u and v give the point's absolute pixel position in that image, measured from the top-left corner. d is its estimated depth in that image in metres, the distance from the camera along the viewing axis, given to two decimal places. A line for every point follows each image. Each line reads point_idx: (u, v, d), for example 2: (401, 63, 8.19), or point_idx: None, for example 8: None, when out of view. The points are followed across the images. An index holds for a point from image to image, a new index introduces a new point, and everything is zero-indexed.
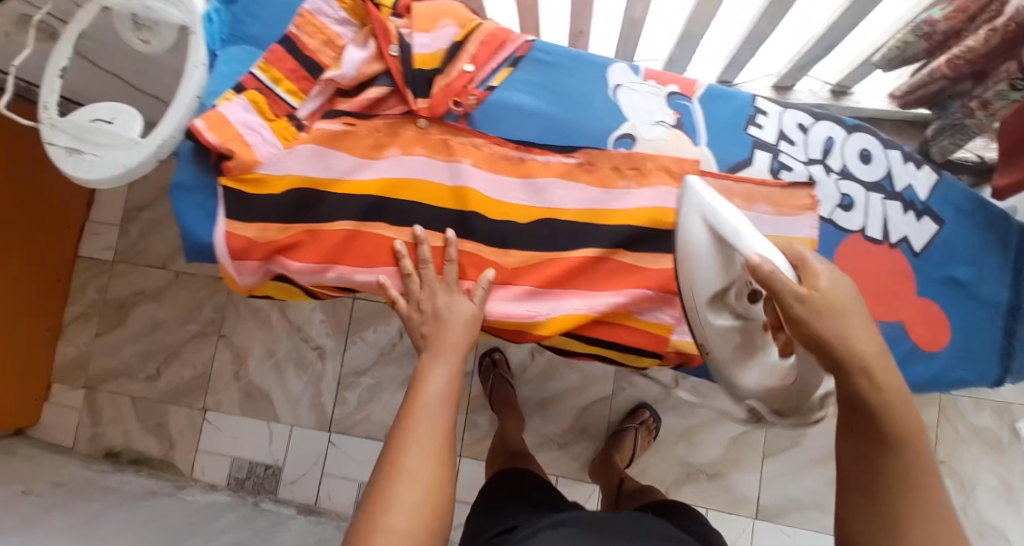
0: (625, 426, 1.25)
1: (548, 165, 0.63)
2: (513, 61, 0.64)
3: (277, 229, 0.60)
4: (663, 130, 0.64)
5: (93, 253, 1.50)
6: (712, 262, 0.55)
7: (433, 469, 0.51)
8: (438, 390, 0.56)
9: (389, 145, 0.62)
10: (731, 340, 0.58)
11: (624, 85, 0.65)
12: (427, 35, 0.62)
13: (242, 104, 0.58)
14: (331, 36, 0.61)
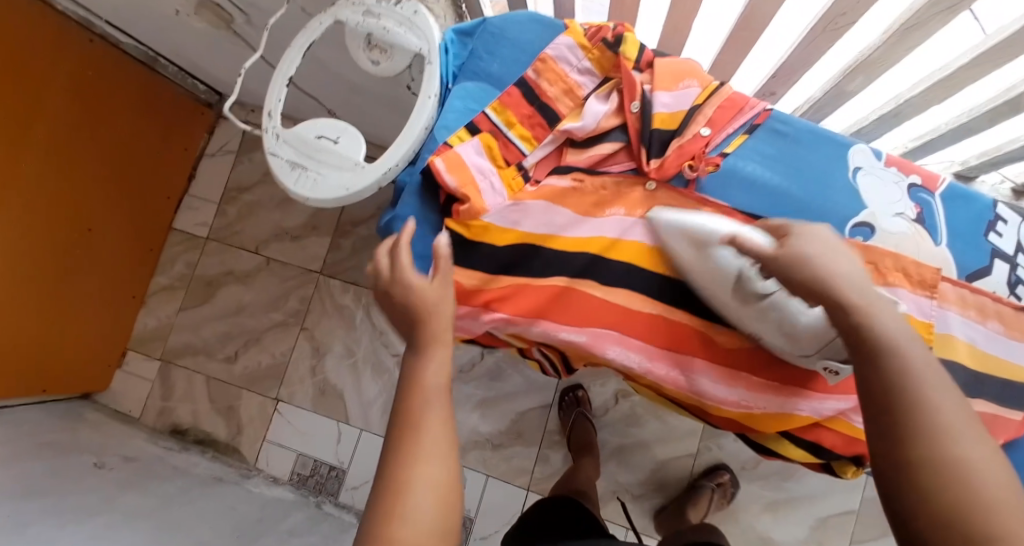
0: (702, 484, 1.22)
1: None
2: (748, 128, 0.62)
3: (483, 277, 0.61)
4: (904, 224, 0.61)
5: (188, 226, 1.49)
6: (704, 264, 0.55)
7: (441, 478, 0.50)
8: (436, 433, 0.51)
9: (611, 204, 0.61)
10: (770, 320, 0.55)
11: (865, 168, 0.62)
12: (669, 95, 0.60)
13: (475, 146, 0.59)
14: (573, 88, 0.61)
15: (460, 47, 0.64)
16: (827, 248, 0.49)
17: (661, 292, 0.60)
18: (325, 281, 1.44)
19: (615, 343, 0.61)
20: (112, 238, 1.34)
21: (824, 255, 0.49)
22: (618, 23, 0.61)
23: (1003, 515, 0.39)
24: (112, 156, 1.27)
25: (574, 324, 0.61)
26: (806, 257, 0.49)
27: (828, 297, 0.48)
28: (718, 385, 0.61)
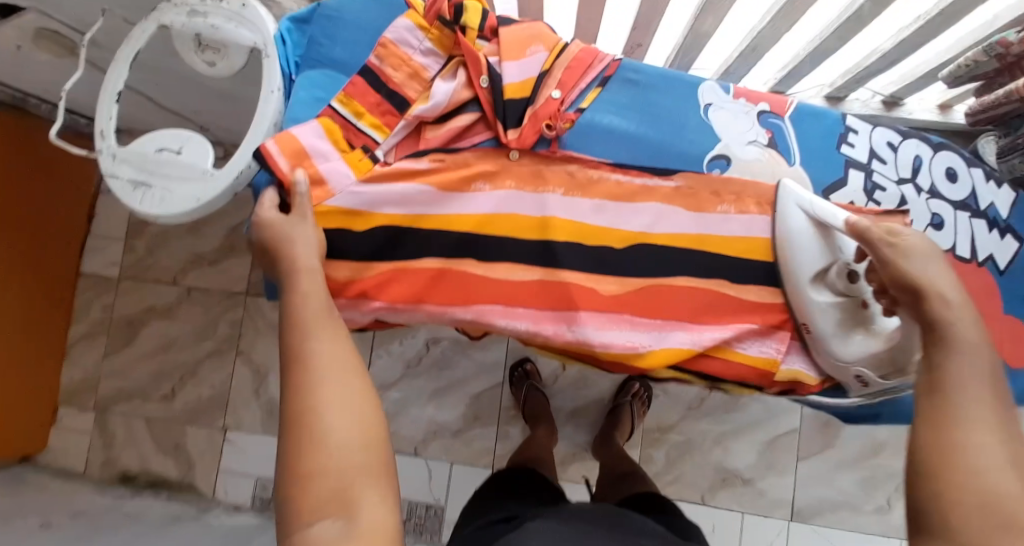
0: (619, 401, 1.25)
1: (650, 189, 0.61)
2: (601, 81, 0.63)
3: (353, 268, 0.60)
4: (757, 150, 0.63)
5: (98, 269, 1.42)
6: (811, 245, 0.60)
7: (355, 387, 0.49)
8: (333, 379, 0.49)
9: (477, 178, 0.61)
10: (835, 314, 0.60)
11: (715, 104, 0.63)
12: (514, 64, 0.60)
13: (314, 129, 0.57)
14: (416, 66, 0.60)
15: (299, 35, 0.61)
16: (936, 251, 0.51)
17: (536, 255, 0.61)
18: (253, 300, 1.40)
19: (503, 314, 0.60)
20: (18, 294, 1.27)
21: (930, 256, 0.51)
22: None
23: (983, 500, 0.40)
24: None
25: (456, 302, 0.60)
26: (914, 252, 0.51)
27: (918, 290, 0.50)
28: (610, 334, 0.61)
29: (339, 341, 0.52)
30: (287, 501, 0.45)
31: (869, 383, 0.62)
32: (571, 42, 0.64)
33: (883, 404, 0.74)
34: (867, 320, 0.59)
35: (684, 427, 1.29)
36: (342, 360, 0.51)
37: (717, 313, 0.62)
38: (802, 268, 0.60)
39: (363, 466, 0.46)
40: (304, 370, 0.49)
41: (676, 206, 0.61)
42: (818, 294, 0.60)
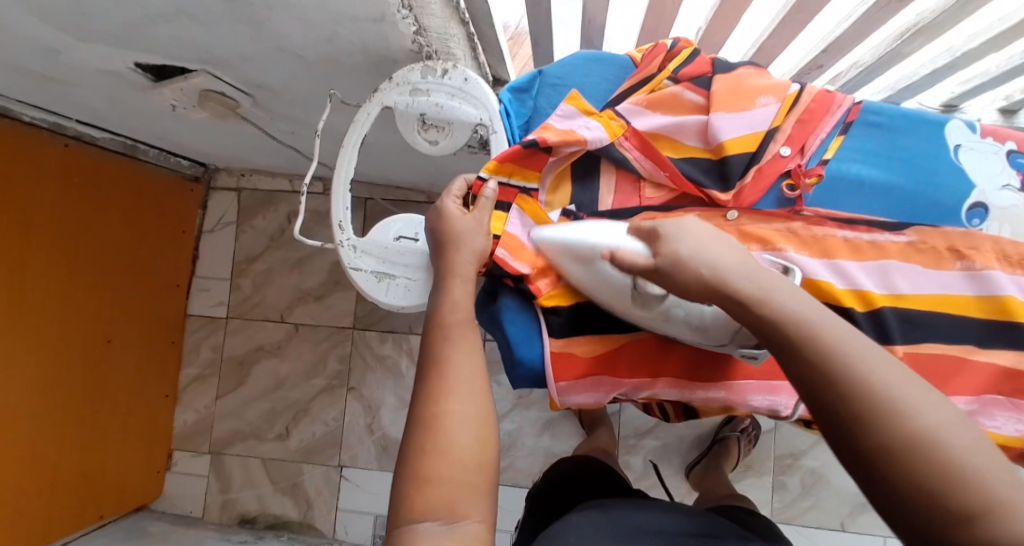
0: (725, 434, 1.20)
1: (881, 245, 0.56)
2: (842, 126, 0.59)
3: (597, 342, 0.56)
4: (1012, 195, 0.58)
5: (203, 310, 1.42)
6: (594, 278, 0.51)
7: (477, 406, 0.46)
8: (463, 391, 0.47)
9: None
10: (675, 320, 0.51)
11: (964, 145, 0.59)
12: (737, 116, 0.57)
13: (517, 216, 0.57)
14: (580, 142, 0.55)
15: (519, 104, 0.61)
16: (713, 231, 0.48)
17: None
18: (361, 334, 1.37)
19: (760, 392, 0.55)
20: (132, 342, 1.27)
21: (711, 238, 0.47)
22: (659, 44, 0.59)
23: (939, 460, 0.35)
24: (110, 254, 1.19)
25: (706, 382, 0.56)
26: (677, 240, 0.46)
27: (714, 270, 0.44)
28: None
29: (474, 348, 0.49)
30: (399, 496, 0.43)
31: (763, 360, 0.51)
32: (801, 85, 0.59)
33: None
34: (684, 318, 0.50)
35: (818, 452, 1.26)
36: (478, 376, 0.48)
37: (993, 388, 0.55)
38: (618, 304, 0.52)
39: (467, 487, 0.43)
40: (441, 369, 0.48)
41: (915, 264, 0.55)
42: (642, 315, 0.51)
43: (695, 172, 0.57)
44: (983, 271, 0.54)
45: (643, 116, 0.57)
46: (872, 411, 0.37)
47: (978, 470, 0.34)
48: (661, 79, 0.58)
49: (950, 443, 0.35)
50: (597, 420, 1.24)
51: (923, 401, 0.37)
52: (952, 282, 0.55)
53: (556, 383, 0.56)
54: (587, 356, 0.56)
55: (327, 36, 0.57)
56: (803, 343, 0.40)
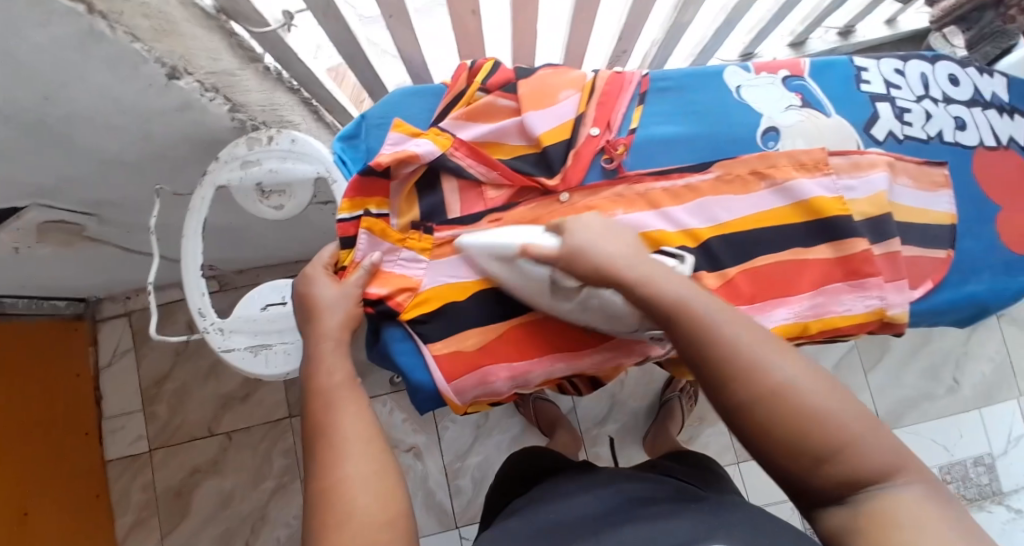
0: (668, 397, 1.27)
1: (695, 187, 0.64)
2: (639, 97, 0.66)
3: (482, 333, 0.57)
4: (796, 113, 0.67)
5: (123, 451, 1.32)
6: (516, 276, 0.54)
7: (376, 461, 0.47)
8: (357, 451, 0.47)
9: (539, 227, 0.61)
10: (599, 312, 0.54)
11: (744, 84, 0.68)
12: (545, 111, 0.62)
13: (369, 240, 0.57)
14: (414, 159, 0.56)
15: (355, 152, 0.59)
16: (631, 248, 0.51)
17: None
18: (298, 420, 1.32)
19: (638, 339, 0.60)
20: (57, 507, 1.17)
21: (628, 256, 0.50)
22: (460, 63, 0.62)
23: (837, 431, 0.41)
24: None
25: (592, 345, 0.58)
26: (584, 247, 0.50)
27: (610, 276, 0.49)
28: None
29: (353, 410, 0.50)
30: None
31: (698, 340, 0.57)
32: (594, 74, 0.66)
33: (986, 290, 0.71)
34: (615, 316, 0.55)
35: None
36: (362, 432, 0.48)
37: (830, 278, 0.63)
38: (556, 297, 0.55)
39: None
40: (324, 442, 0.48)
41: (726, 194, 0.64)
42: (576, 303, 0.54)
43: (523, 167, 0.61)
44: (786, 183, 0.64)
45: (465, 128, 0.60)
46: (777, 407, 0.42)
47: (859, 437, 0.41)
48: (473, 92, 0.61)
49: (840, 420, 0.42)
50: (554, 422, 1.26)
51: (818, 385, 0.43)
52: (765, 199, 0.64)
53: (450, 385, 0.55)
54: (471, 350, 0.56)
55: (140, 135, 0.59)
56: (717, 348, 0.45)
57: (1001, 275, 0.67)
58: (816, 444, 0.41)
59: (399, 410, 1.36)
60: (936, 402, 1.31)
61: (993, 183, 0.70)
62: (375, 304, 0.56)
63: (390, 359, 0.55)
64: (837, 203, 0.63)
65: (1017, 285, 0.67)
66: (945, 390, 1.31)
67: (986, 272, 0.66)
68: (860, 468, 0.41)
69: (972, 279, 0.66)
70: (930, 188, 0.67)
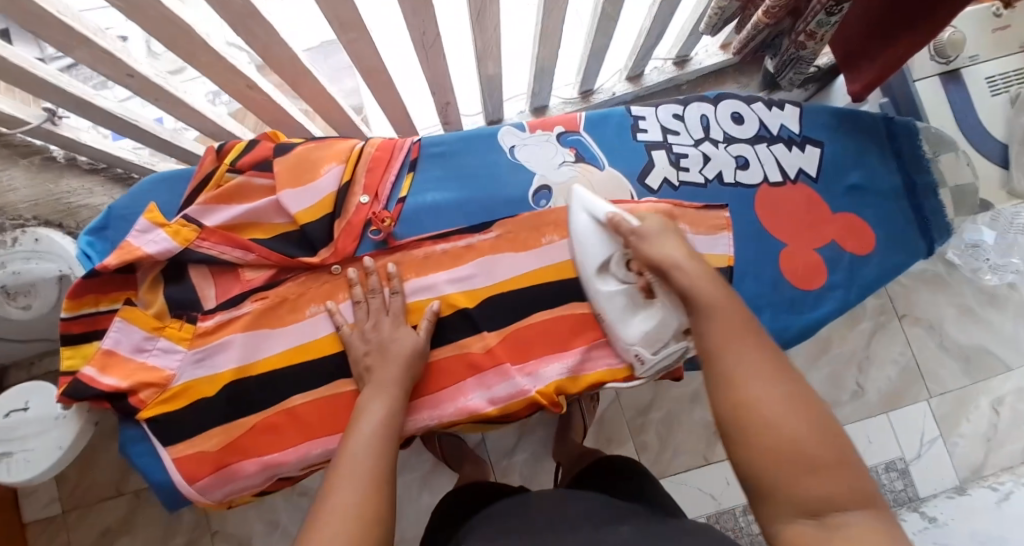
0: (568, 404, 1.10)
1: (473, 246, 0.63)
2: (409, 165, 0.65)
3: (222, 433, 0.57)
4: (569, 169, 0.67)
5: (39, 514, 1.32)
6: (588, 237, 0.60)
7: (369, 504, 0.44)
8: (352, 490, 0.44)
9: (307, 303, 0.60)
10: (619, 300, 0.60)
11: (518, 144, 0.67)
12: (300, 188, 0.59)
13: (124, 327, 0.55)
14: (145, 257, 0.56)
15: (103, 245, 0.59)
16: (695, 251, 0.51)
17: None
18: None
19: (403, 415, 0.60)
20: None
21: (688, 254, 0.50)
22: (208, 145, 0.60)
23: (811, 453, 0.38)
24: None
25: None
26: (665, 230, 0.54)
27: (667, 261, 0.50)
28: (497, 389, 0.62)
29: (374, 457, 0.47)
30: None
31: (645, 362, 0.62)
32: (364, 142, 0.64)
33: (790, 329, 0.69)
34: (626, 308, 0.60)
35: None
36: (380, 474, 0.46)
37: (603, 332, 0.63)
38: (585, 261, 0.60)
39: None
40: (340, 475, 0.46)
41: (506, 253, 0.63)
42: (604, 285, 0.60)
43: (284, 246, 0.60)
44: (553, 244, 0.64)
45: (213, 213, 0.58)
46: (758, 407, 0.40)
47: (833, 463, 0.38)
48: (222, 173, 0.59)
49: (812, 445, 0.38)
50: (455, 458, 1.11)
51: (807, 405, 0.40)
52: (539, 259, 0.63)
53: (193, 486, 0.56)
54: (212, 450, 0.56)
55: None
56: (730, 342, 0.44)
57: (784, 312, 0.68)
58: (784, 463, 0.38)
59: None
60: (840, 409, 1.23)
61: (777, 221, 0.69)
62: (115, 400, 0.55)
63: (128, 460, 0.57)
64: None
65: (800, 322, 0.68)
66: (847, 396, 1.22)
67: (767, 311, 0.67)
68: (829, 500, 0.37)
69: None
70: (706, 232, 0.66)
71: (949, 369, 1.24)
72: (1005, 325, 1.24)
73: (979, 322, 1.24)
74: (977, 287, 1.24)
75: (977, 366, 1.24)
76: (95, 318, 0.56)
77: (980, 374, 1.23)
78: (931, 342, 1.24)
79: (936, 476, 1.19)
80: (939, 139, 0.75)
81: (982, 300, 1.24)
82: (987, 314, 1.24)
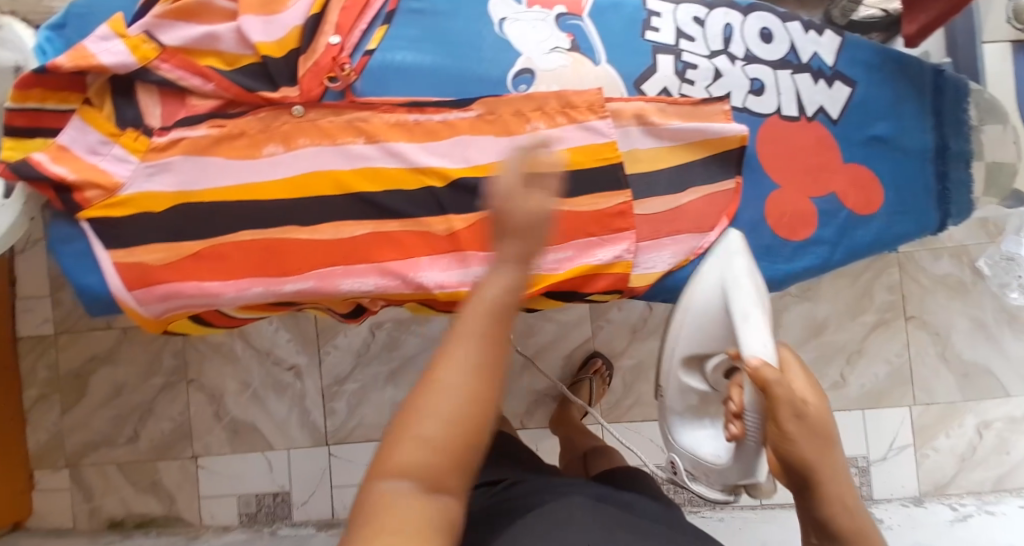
0: (580, 378, 1.26)
1: (451, 123, 0.59)
2: (385, 17, 0.60)
3: (165, 251, 0.55)
4: (560, 56, 0.61)
5: (33, 330, 1.41)
6: (698, 319, 0.65)
7: (463, 399, 0.39)
8: (442, 383, 0.39)
9: (265, 142, 0.57)
10: (687, 396, 0.74)
11: (510, 17, 0.62)
12: (264, 19, 0.55)
13: (80, 129, 0.53)
14: (100, 67, 0.52)
15: (60, 43, 0.57)
16: (831, 429, 0.52)
17: (352, 209, 0.58)
18: None
19: (347, 275, 0.59)
20: None
21: (815, 444, 0.51)
22: None
23: None
24: None
25: (298, 274, 0.58)
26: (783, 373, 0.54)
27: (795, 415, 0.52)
28: (448, 275, 0.60)
29: (477, 365, 0.40)
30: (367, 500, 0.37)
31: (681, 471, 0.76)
32: None
33: (785, 280, 0.64)
34: (695, 431, 0.74)
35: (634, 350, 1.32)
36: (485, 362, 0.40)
37: (585, 230, 0.60)
38: (681, 349, 0.70)
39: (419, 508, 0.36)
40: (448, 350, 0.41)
41: (486, 135, 0.60)
42: (688, 378, 0.73)
43: (242, 80, 0.56)
44: (535, 131, 0.60)
45: (168, 29, 0.53)
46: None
47: None
48: None
49: None
50: None
51: None
52: (520, 144, 0.60)
53: (133, 294, 0.56)
54: (154, 265, 0.55)
55: None
56: (831, 505, 0.51)
57: (756, 259, 0.62)
58: None
59: (285, 330, 1.38)
60: None
61: (778, 158, 0.62)
62: (61, 192, 0.53)
63: (63, 260, 0.55)
64: (607, 148, 0.60)
65: (770, 272, 0.63)
66: (827, 385, 1.23)
67: None
68: None
69: (714, 260, 0.61)
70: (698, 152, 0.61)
71: (942, 380, 1.22)
72: (1017, 351, 1.21)
73: (990, 339, 1.21)
74: (999, 303, 1.21)
75: (975, 383, 1.22)
76: (40, 114, 0.53)
77: (975, 393, 1.22)
78: (931, 353, 1.23)
79: (897, 480, 1.21)
80: (989, 108, 0.67)
81: (1000, 319, 1.21)
82: (1002, 334, 1.21)
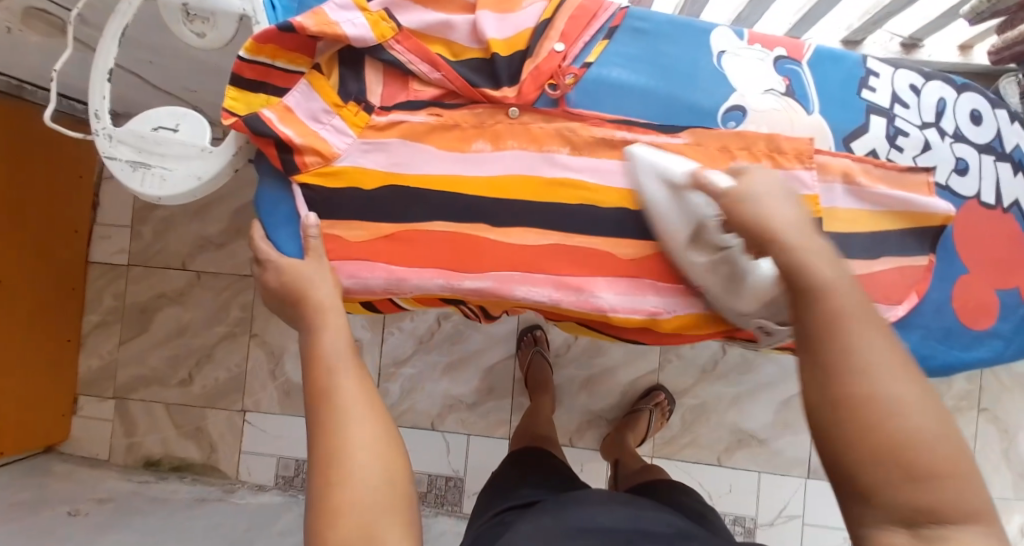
0: (641, 407, 1.24)
1: (656, 147, 0.58)
2: (607, 32, 0.59)
3: (366, 229, 0.56)
4: (774, 99, 0.60)
5: (105, 258, 1.41)
6: (682, 207, 0.54)
7: (376, 437, 0.49)
8: (358, 418, 0.49)
9: (476, 137, 0.57)
10: (719, 274, 0.56)
11: (729, 51, 0.60)
12: (504, 17, 0.56)
13: (305, 93, 0.53)
14: (341, 38, 0.51)
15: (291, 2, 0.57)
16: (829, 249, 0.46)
17: (544, 218, 0.57)
18: None
19: (523, 282, 0.57)
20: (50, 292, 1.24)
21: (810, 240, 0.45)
22: None
23: None
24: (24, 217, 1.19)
25: (484, 270, 0.56)
26: (748, 203, 0.47)
27: (771, 240, 0.46)
28: (625, 299, 0.58)
29: (369, 423, 0.49)
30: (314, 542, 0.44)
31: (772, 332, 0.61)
32: None
33: (956, 368, 0.63)
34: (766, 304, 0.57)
35: (699, 391, 1.30)
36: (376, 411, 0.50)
37: None
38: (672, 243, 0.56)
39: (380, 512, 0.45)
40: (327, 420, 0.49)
41: None
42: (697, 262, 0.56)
43: (467, 73, 0.55)
44: None
45: (410, 13, 0.54)
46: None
47: None
48: None
49: None
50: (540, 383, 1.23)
51: None
52: None
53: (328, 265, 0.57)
54: (353, 241, 0.56)
55: None
56: (840, 412, 0.40)
57: (934, 341, 0.62)
58: None
59: None
60: None
61: (972, 245, 0.62)
62: (281, 151, 0.53)
63: (265, 222, 0.56)
64: (807, 202, 0.58)
65: (946, 357, 0.62)
66: None
67: (917, 331, 0.61)
68: None
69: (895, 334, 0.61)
70: (894, 221, 0.60)
71: (1007, 478, 1.20)
72: None
73: None
74: None
75: None
76: (269, 70, 0.52)
77: None
78: (998, 449, 1.21)
79: None
80: None
81: None
82: None
